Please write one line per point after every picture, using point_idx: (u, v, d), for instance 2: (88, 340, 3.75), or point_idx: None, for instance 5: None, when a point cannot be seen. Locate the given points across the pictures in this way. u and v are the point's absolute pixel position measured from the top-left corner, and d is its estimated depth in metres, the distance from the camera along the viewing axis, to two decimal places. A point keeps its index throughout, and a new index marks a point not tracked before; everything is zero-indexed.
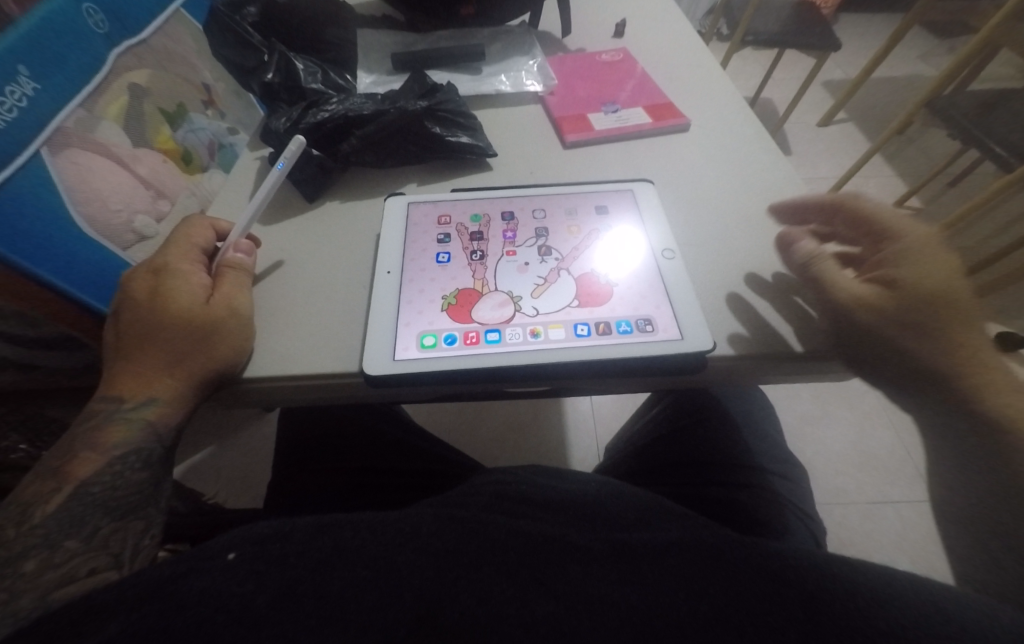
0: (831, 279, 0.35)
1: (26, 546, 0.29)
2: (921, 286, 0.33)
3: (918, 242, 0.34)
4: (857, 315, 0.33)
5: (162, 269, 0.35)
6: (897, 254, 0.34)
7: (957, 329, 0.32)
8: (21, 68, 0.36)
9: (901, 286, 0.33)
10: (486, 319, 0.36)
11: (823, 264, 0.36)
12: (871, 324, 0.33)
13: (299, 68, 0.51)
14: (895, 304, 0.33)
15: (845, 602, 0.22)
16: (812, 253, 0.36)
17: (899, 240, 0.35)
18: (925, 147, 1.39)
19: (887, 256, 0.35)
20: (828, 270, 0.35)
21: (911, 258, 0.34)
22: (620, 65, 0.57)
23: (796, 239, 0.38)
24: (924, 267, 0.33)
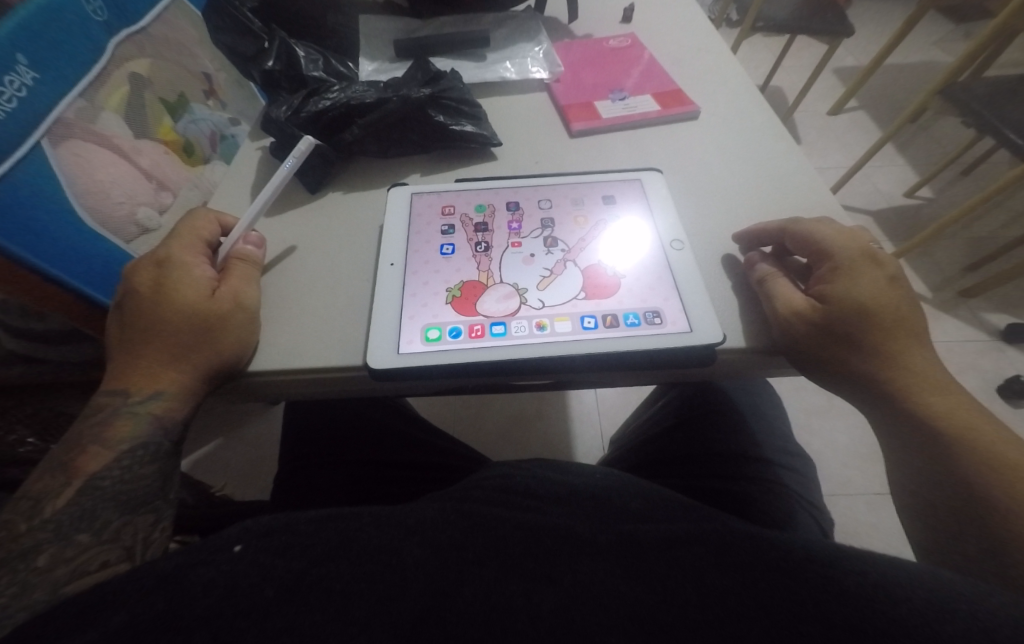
0: (785, 299, 0.34)
1: (37, 541, 0.29)
2: (864, 305, 0.33)
3: (855, 257, 0.35)
4: (810, 336, 0.33)
5: (165, 260, 0.35)
6: (845, 271, 0.35)
7: (905, 345, 0.33)
8: (21, 57, 0.35)
9: (846, 303, 0.33)
10: (490, 310, 0.35)
11: (777, 284, 0.35)
12: (825, 343, 0.33)
13: (300, 55, 0.50)
14: (844, 324, 0.33)
15: (867, 595, 0.21)
16: (769, 274, 0.36)
17: (845, 256, 0.35)
18: (937, 135, 1.37)
19: (835, 271, 0.35)
20: (779, 289, 0.34)
21: (852, 274, 0.34)
22: (629, 50, 0.56)
23: (754, 259, 0.37)
24: (863, 284, 0.34)
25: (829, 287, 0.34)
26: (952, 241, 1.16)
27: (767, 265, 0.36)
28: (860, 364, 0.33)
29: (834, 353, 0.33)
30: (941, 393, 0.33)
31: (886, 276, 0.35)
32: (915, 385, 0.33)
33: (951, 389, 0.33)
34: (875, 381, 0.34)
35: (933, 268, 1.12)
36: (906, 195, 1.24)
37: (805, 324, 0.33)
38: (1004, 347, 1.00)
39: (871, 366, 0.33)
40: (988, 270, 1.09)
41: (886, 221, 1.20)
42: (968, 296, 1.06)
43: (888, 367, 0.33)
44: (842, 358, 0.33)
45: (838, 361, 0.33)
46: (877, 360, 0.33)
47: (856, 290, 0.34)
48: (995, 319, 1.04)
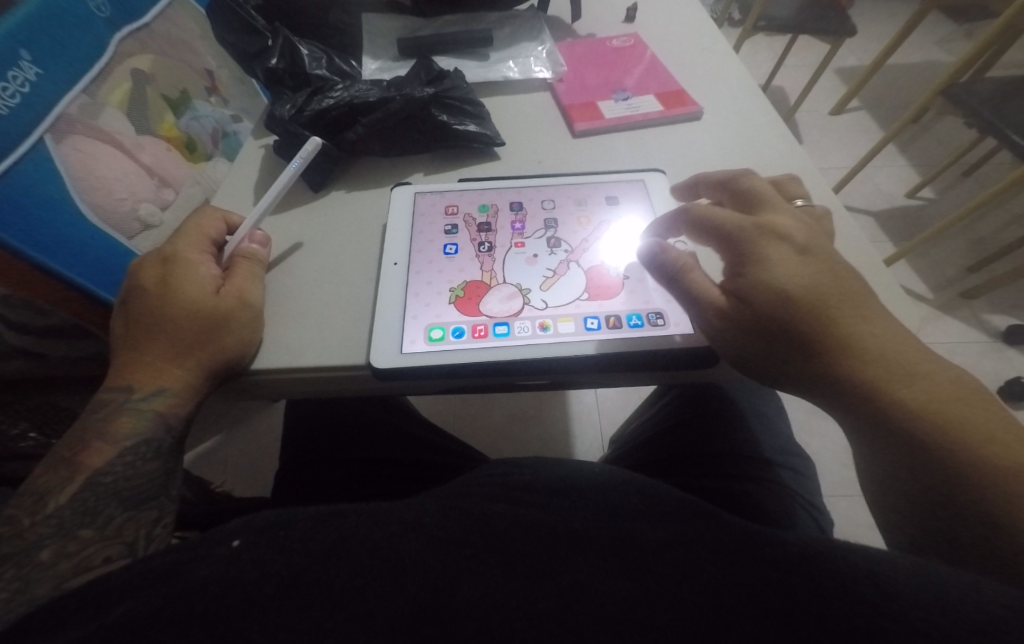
0: (708, 301, 0.32)
1: (39, 536, 0.29)
2: (788, 294, 0.31)
3: (773, 238, 0.32)
4: (743, 336, 0.32)
5: (171, 257, 0.35)
6: (752, 254, 0.32)
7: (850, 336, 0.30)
8: (23, 52, 0.35)
9: (767, 293, 0.31)
10: (494, 311, 0.36)
11: (694, 278, 0.33)
12: (747, 344, 0.32)
13: (304, 54, 0.50)
14: (771, 321, 0.31)
15: (865, 593, 0.21)
16: (679, 262, 0.34)
17: (744, 233, 0.33)
18: (939, 137, 1.36)
19: (744, 257, 0.33)
20: (699, 285, 0.33)
21: (768, 260, 0.32)
22: (631, 50, 0.56)
23: (653, 249, 0.34)
24: (784, 269, 0.31)
25: (743, 278, 0.32)
26: (955, 242, 1.16)
27: (680, 253, 0.34)
28: (811, 362, 0.31)
29: (780, 356, 0.32)
30: (910, 381, 0.29)
31: (791, 244, 0.32)
32: (877, 379, 0.30)
33: (921, 374, 0.30)
34: (826, 380, 0.31)
35: (935, 270, 1.11)
36: (908, 196, 1.24)
37: (733, 325, 0.32)
38: (1004, 348, 1.00)
39: (810, 366, 0.31)
40: (989, 272, 1.09)
41: (887, 222, 1.20)
42: (969, 297, 1.06)
43: (841, 356, 0.30)
44: (795, 362, 0.31)
45: (774, 360, 0.32)
46: (813, 360, 0.31)
47: (775, 275, 0.31)
48: (996, 320, 1.04)
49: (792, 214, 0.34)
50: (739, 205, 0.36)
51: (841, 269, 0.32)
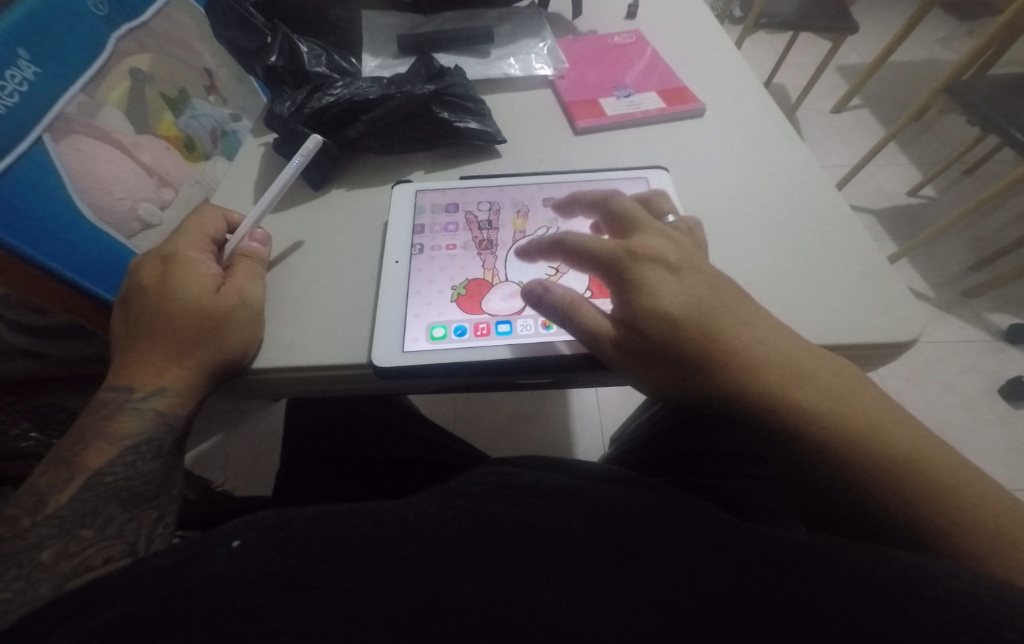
0: (603, 337, 0.32)
1: (41, 537, 0.29)
2: (672, 315, 0.31)
3: (645, 261, 0.32)
4: (638, 361, 0.32)
5: (170, 256, 0.35)
6: (632, 281, 0.32)
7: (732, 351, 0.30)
8: (21, 51, 0.35)
9: (657, 320, 0.31)
10: (496, 308, 0.36)
11: (584, 313, 0.32)
12: (639, 369, 0.32)
13: (304, 51, 0.49)
14: (660, 349, 0.31)
15: (868, 591, 0.21)
16: (568, 300, 0.32)
17: (619, 260, 0.32)
18: (941, 134, 1.36)
19: (627, 285, 0.32)
20: (592, 319, 0.32)
21: (648, 286, 0.32)
22: (632, 47, 0.55)
23: (535, 291, 0.33)
24: (666, 292, 0.31)
25: (627, 304, 0.32)
26: (956, 241, 1.15)
27: (567, 289, 0.33)
28: (699, 382, 0.31)
29: (673, 376, 0.32)
30: (801, 386, 0.29)
31: (666, 264, 0.32)
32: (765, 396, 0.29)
33: (812, 375, 0.29)
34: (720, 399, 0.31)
35: (936, 268, 1.11)
36: (910, 194, 1.24)
37: (631, 354, 0.32)
38: (1005, 347, 1.00)
39: (698, 388, 0.31)
40: (991, 271, 1.09)
41: (889, 220, 1.20)
42: (970, 296, 1.05)
43: (724, 373, 0.30)
44: (686, 385, 0.32)
45: (666, 381, 0.32)
46: (696, 382, 0.31)
47: (658, 300, 0.31)
48: (998, 319, 1.03)
49: (663, 233, 0.34)
50: (616, 228, 0.36)
51: (718, 283, 0.33)
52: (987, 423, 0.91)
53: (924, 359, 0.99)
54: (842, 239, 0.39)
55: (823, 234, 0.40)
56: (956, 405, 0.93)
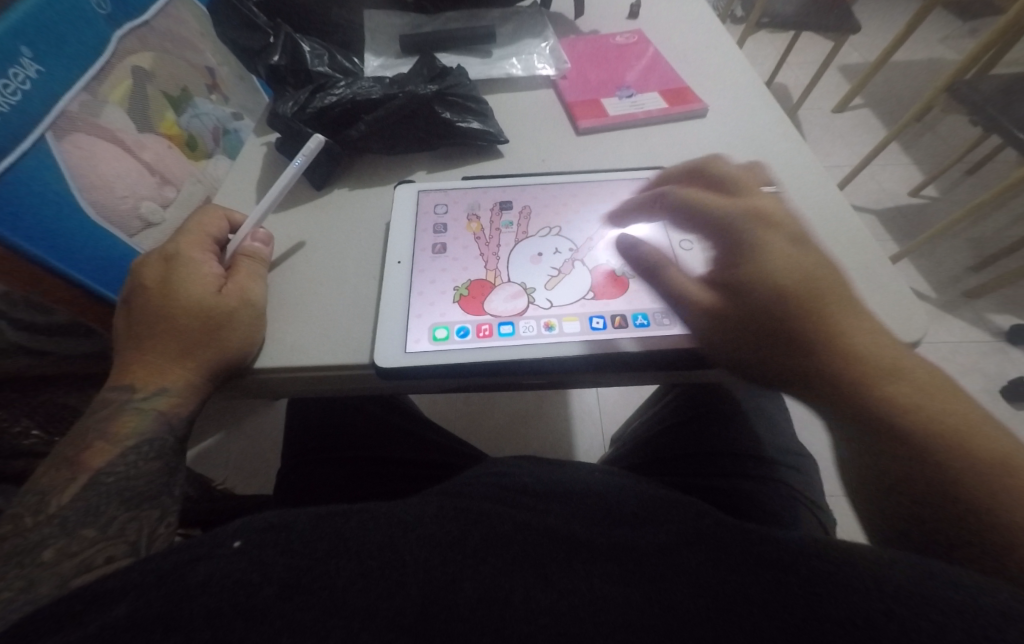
0: (688, 293, 0.33)
1: (43, 535, 0.29)
2: (777, 282, 0.32)
3: (753, 220, 0.34)
4: (729, 328, 0.32)
5: (173, 256, 0.35)
6: (749, 243, 0.34)
7: (829, 337, 0.31)
8: (24, 49, 0.34)
9: (765, 284, 0.32)
10: (496, 308, 0.36)
11: (671, 274, 0.34)
12: (744, 347, 0.32)
13: (306, 50, 0.49)
14: (758, 315, 0.32)
15: (867, 592, 0.21)
16: (658, 258, 0.35)
17: (740, 223, 0.34)
18: (943, 135, 1.36)
19: (738, 249, 0.34)
20: (679, 278, 0.34)
21: (758, 247, 0.33)
22: (635, 47, 0.55)
23: (626, 244, 0.36)
24: (770, 256, 0.33)
25: (734, 269, 0.33)
26: (958, 241, 1.15)
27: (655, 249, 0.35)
28: (796, 354, 0.31)
29: (775, 357, 0.32)
30: (895, 378, 0.29)
31: (780, 233, 0.34)
32: (869, 374, 0.30)
33: (905, 373, 0.30)
34: (818, 374, 0.31)
35: (937, 269, 1.11)
36: (911, 194, 1.23)
37: (722, 316, 0.32)
38: (1006, 348, 1.00)
39: (792, 357, 0.31)
40: (992, 271, 1.09)
41: (890, 220, 1.20)
42: (971, 297, 1.05)
43: (824, 345, 0.31)
44: (779, 356, 0.32)
45: (769, 367, 0.32)
46: (793, 352, 0.31)
47: (768, 265, 0.33)
48: (999, 320, 1.03)
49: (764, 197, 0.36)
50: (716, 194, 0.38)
51: (829, 265, 0.33)
52: None
53: None
54: (844, 240, 0.39)
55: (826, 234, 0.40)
56: None
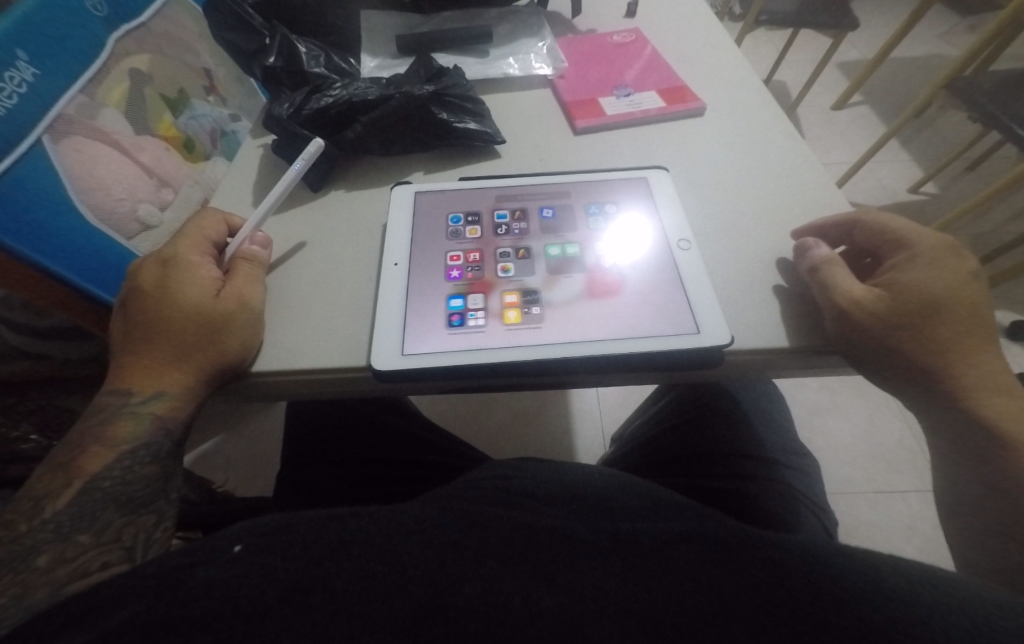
0: (844, 290, 0.33)
1: (37, 541, 0.29)
2: (936, 296, 0.32)
3: (934, 247, 0.34)
4: (879, 328, 0.32)
5: (170, 259, 0.35)
6: (916, 260, 0.34)
7: (964, 344, 0.32)
8: (21, 52, 0.34)
9: (915, 292, 0.32)
10: (475, 305, 0.36)
11: (835, 272, 0.34)
12: (884, 335, 0.32)
13: (302, 52, 0.49)
14: (909, 317, 0.32)
15: (865, 592, 0.21)
16: (824, 260, 0.35)
17: (915, 248, 0.34)
18: (943, 131, 1.35)
19: (906, 264, 0.34)
20: (841, 279, 0.34)
21: (928, 265, 0.33)
22: (633, 45, 0.55)
23: (808, 244, 0.36)
24: (941, 275, 0.33)
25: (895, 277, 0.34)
26: (957, 238, 1.15)
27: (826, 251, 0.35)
28: (912, 347, 0.32)
29: (909, 349, 0.32)
30: (979, 384, 0.32)
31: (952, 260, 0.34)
32: (979, 382, 0.32)
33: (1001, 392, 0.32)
34: (938, 371, 0.32)
35: None
36: (911, 191, 1.23)
37: (870, 313, 0.32)
38: (1007, 344, 1.00)
39: (928, 353, 0.32)
40: (992, 268, 1.08)
41: None
42: None
43: (958, 357, 0.32)
44: (898, 347, 0.32)
45: (898, 357, 0.32)
46: (936, 351, 0.32)
47: (925, 280, 0.32)
48: (999, 316, 1.03)
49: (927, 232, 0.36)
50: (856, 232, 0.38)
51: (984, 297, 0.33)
52: None
53: None
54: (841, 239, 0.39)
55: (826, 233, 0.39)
56: None
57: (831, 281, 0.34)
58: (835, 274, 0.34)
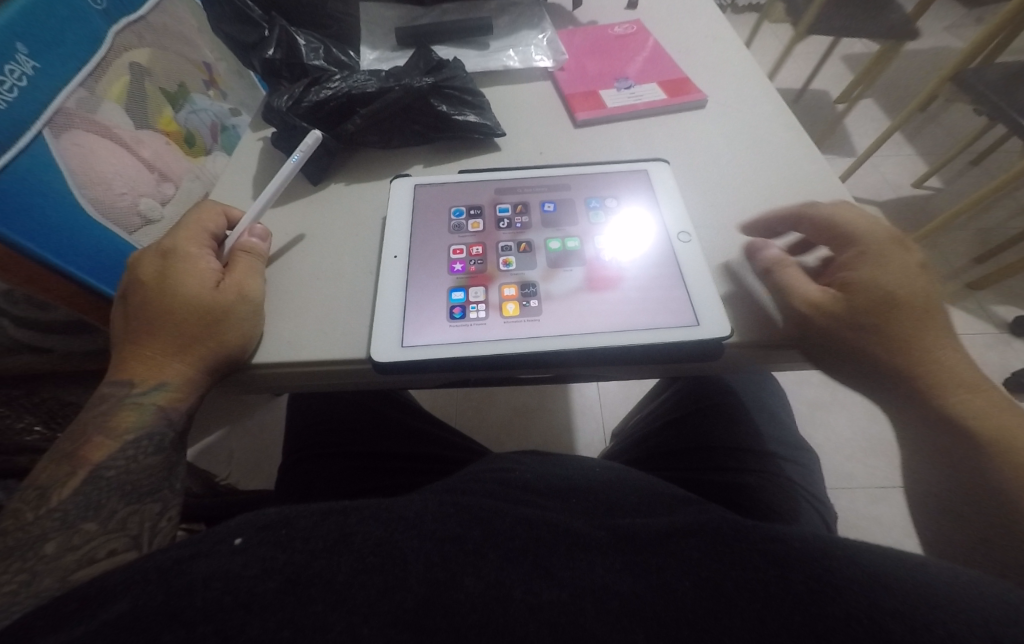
0: (798, 292, 0.34)
1: (44, 529, 0.29)
2: (890, 292, 0.32)
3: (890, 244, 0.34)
4: (835, 329, 0.32)
5: (170, 251, 0.35)
6: (863, 256, 0.34)
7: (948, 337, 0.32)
8: (20, 45, 0.34)
9: (870, 291, 0.33)
10: (476, 297, 0.36)
11: (786, 273, 0.35)
12: (847, 333, 0.32)
13: (301, 44, 0.49)
14: (865, 315, 0.32)
15: (862, 584, 0.21)
16: (776, 262, 0.35)
17: (866, 240, 0.34)
18: (948, 125, 1.34)
19: (855, 264, 0.34)
20: (793, 280, 0.34)
21: (875, 259, 0.34)
22: (634, 37, 0.55)
23: (760, 246, 0.37)
24: (888, 271, 0.33)
25: (848, 273, 0.34)
26: (961, 233, 1.14)
27: (779, 251, 0.36)
28: (867, 346, 0.32)
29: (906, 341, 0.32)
30: (972, 376, 0.32)
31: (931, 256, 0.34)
32: (969, 374, 0.32)
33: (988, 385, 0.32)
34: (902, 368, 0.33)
35: (941, 261, 1.11)
36: (916, 185, 1.22)
37: (825, 316, 0.33)
38: (1011, 340, 0.99)
39: (890, 353, 0.32)
40: (997, 263, 1.08)
41: (894, 212, 1.19)
42: (975, 289, 1.05)
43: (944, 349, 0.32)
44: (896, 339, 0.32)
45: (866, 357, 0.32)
46: (897, 350, 0.32)
47: (866, 279, 0.33)
48: (1003, 311, 1.02)
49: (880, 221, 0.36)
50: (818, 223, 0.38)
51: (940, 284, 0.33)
52: None
53: None
54: None
55: None
56: None
57: (780, 283, 0.34)
58: (784, 278, 0.34)
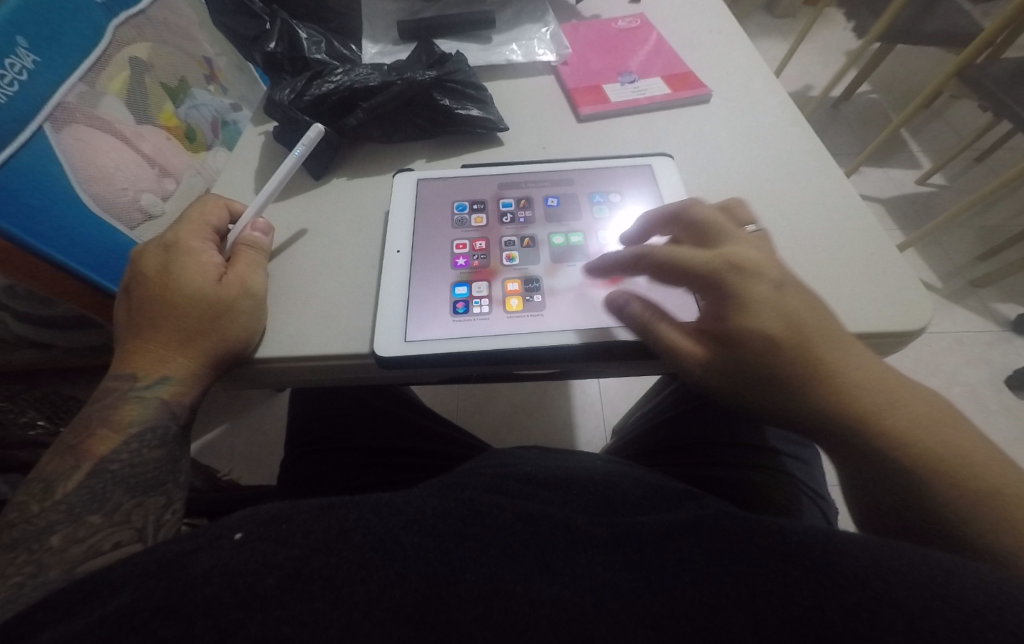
0: (678, 356, 0.31)
1: (49, 522, 0.29)
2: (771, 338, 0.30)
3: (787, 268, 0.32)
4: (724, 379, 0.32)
5: (173, 245, 0.35)
6: (732, 297, 0.31)
7: None
8: (20, 39, 0.34)
9: None
10: (479, 292, 0.36)
11: (662, 329, 0.32)
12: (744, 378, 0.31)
13: (303, 38, 0.49)
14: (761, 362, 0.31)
15: (865, 579, 0.21)
16: (648, 318, 0.32)
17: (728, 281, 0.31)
18: (952, 122, 1.34)
19: (727, 305, 0.31)
20: (671, 340, 0.31)
21: (745, 304, 0.31)
22: (637, 31, 0.54)
23: (623, 298, 0.32)
24: (760, 316, 0.30)
25: (723, 322, 0.31)
26: (964, 230, 1.14)
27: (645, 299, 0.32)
28: (766, 388, 0.31)
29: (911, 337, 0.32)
30: None
31: None
32: None
33: None
34: None
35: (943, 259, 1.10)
36: (919, 182, 1.22)
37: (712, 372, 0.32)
38: (1012, 337, 0.99)
39: None
40: (999, 260, 1.07)
41: (896, 209, 1.19)
42: (977, 286, 1.04)
43: None
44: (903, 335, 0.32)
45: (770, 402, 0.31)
46: None
47: (756, 320, 0.30)
48: (1005, 309, 1.02)
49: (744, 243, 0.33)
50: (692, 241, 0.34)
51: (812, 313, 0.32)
52: (990, 413, 0.90)
53: (929, 349, 0.98)
54: (846, 227, 0.38)
55: (829, 221, 0.39)
56: (961, 395, 0.92)
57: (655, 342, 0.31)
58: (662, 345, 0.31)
